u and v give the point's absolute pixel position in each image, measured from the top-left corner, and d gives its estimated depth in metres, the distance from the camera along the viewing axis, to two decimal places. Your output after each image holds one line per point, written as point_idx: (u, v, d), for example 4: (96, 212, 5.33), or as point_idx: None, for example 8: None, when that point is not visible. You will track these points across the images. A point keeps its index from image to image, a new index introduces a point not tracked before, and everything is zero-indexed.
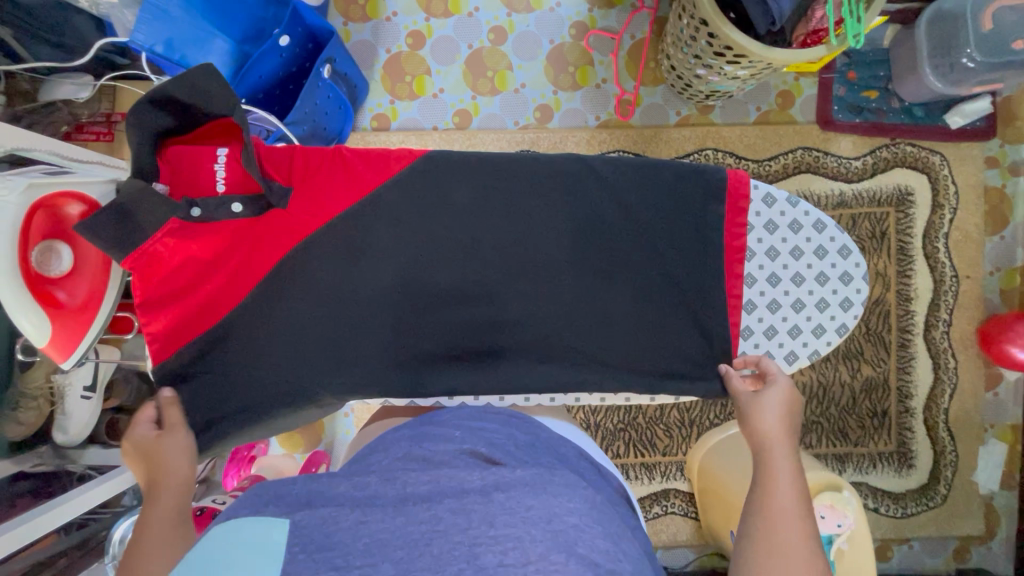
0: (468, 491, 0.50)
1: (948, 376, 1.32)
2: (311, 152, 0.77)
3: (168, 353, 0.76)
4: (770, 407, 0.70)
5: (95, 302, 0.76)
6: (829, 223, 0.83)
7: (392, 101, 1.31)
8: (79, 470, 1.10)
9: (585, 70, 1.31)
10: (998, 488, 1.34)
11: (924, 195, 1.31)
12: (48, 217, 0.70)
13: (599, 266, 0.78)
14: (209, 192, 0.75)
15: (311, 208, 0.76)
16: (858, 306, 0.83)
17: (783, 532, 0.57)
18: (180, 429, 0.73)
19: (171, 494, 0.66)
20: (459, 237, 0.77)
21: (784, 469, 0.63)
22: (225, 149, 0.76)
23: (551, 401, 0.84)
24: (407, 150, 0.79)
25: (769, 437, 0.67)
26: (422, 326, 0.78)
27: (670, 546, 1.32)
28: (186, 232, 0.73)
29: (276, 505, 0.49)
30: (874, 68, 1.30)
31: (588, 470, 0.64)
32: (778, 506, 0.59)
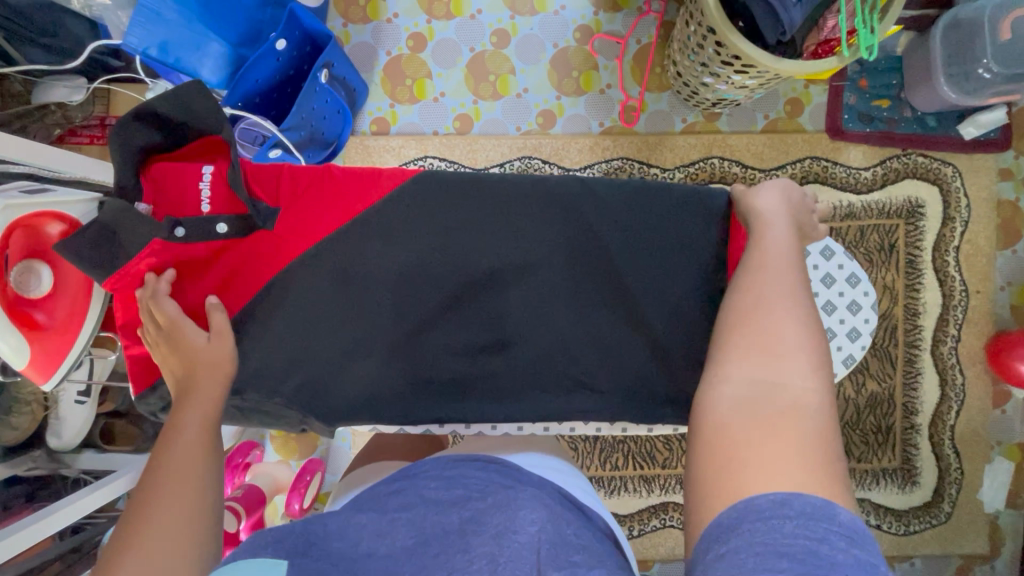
0: (447, 532, 0.51)
1: (955, 393, 1.29)
2: (300, 171, 0.76)
3: (148, 383, 0.78)
4: (772, 184, 0.72)
5: (77, 322, 0.75)
6: (838, 250, 0.86)
7: (392, 105, 1.28)
8: (74, 474, 1.08)
9: (589, 75, 1.28)
10: (1003, 507, 1.31)
11: (935, 208, 1.28)
12: (27, 237, 0.69)
13: (598, 286, 0.76)
14: (194, 211, 0.73)
15: (302, 228, 0.75)
16: (866, 337, 0.85)
17: (772, 280, 0.58)
18: (225, 336, 0.73)
19: (200, 416, 0.66)
20: (454, 257, 0.76)
21: (778, 235, 0.65)
22: (211, 166, 0.74)
23: (547, 431, 0.81)
24: (399, 168, 0.77)
25: (765, 207, 0.69)
26: (413, 347, 0.76)
27: (667, 560, 1.30)
28: (167, 251, 0.73)
29: (275, 548, 0.50)
30: (886, 76, 1.27)
31: (569, 510, 0.60)
32: (769, 261, 0.61)
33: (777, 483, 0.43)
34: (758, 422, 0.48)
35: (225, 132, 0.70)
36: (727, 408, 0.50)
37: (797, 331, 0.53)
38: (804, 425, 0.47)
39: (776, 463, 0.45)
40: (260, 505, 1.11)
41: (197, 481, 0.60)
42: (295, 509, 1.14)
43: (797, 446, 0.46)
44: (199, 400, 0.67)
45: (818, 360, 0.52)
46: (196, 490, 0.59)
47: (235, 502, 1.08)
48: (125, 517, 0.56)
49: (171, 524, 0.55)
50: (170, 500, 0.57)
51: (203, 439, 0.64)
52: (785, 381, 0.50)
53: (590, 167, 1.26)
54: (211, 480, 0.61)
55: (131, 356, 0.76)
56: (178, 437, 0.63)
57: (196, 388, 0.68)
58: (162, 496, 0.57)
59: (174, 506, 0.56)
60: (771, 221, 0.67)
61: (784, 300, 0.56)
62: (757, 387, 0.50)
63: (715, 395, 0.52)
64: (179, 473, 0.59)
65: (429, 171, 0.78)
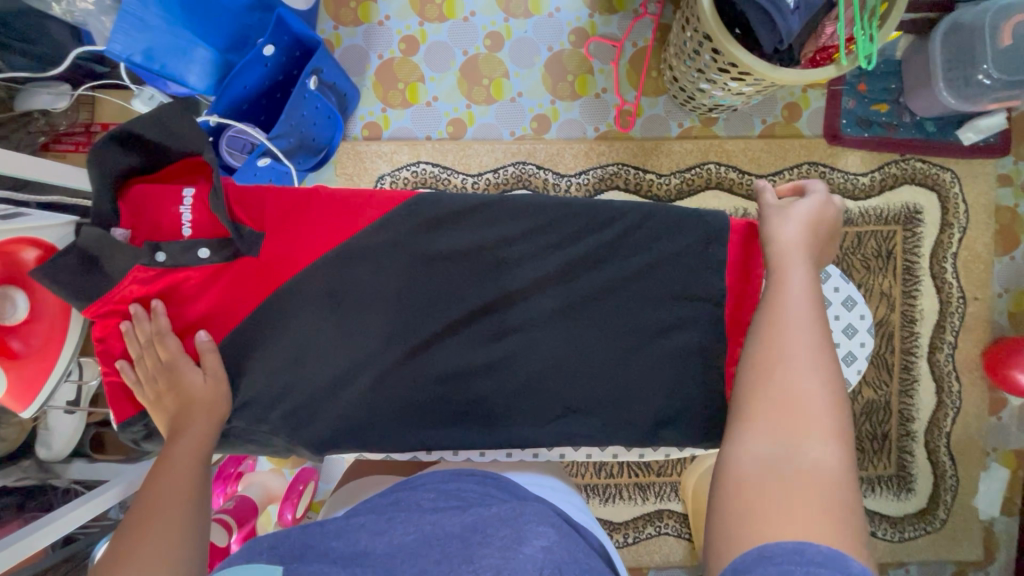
0: (448, 537, 0.51)
1: (951, 400, 1.29)
2: (283, 193, 0.74)
3: (135, 409, 0.76)
4: (795, 218, 0.70)
5: (56, 347, 0.74)
6: (834, 273, 0.84)
7: (384, 110, 1.26)
8: (64, 485, 1.03)
9: (584, 78, 1.26)
10: (998, 513, 1.31)
11: (934, 214, 1.26)
12: (3, 263, 0.67)
13: (591, 303, 0.75)
14: (174, 235, 0.72)
15: (287, 251, 0.74)
16: (861, 361, 0.84)
17: (794, 326, 0.58)
18: (218, 376, 0.73)
19: (192, 448, 0.68)
20: (445, 276, 0.75)
21: (798, 274, 0.64)
22: (192, 188, 0.73)
23: (537, 456, 0.80)
24: (388, 194, 0.75)
25: (786, 243, 0.68)
26: (402, 367, 0.75)
27: (662, 567, 1.30)
28: (152, 279, 0.72)
29: (271, 555, 0.50)
30: (886, 80, 1.25)
31: (568, 530, 0.57)
32: (791, 305, 0.61)
33: (793, 539, 0.42)
34: (784, 484, 0.47)
35: (206, 152, 0.69)
36: (750, 466, 0.49)
37: (819, 383, 0.53)
38: (836, 487, 0.46)
39: (798, 521, 0.43)
40: (252, 516, 1.10)
41: (189, 508, 0.62)
42: (288, 519, 1.11)
43: (817, 504, 0.44)
44: (192, 432, 0.69)
45: (840, 414, 0.51)
46: (188, 515, 0.61)
47: (225, 515, 1.06)
48: (121, 538, 0.58)
49: (165, 544, 0.57)
50: (164, 522, 0.59)
51: (196, 469, 0.67)
52: (807, 442, 0.49)
53: (585, 173, 1.24)
54: (200, 509, 0.63)
55: (109, 383, 0.75)
56: (171, 465, 0.65)
57: (191, 420, 0.70)
58: (155, 519, 0.59)
59: (168, 528, 0.59)
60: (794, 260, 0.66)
61: (806, 348, 0.56)
62: (778, 444, 0.50)
63: (738, 452, 0.51)
64: (171, 502, 0.62)
65: (420, 194, 0.76)
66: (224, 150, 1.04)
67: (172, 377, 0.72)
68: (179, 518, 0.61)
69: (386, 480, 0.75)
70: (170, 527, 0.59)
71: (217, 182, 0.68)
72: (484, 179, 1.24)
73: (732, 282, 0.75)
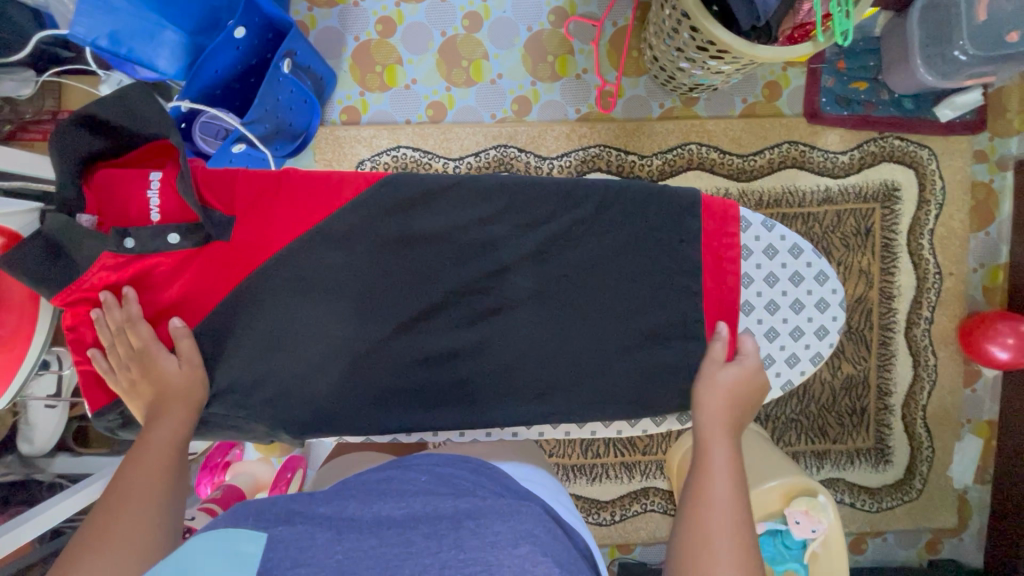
0: (441, 518, 0.51)
1: (927, 373, 1.32)
2: (255, 177, 0.74)
3: (108, 399, 0.76)
4: (731, 381, 0.75)
5: (20, 339, 0.72)
6: (806, 248, 0.80)
7: (362, 93, 1.24)
8: (48, 479, 1.03)
9: (565, 59, 1.25)
10: (971, 482, 1.35)
11: (911, 191, 1.28)
12: None
13: (571, 285, 0.76)
14: (142, 221, 0.70)
15: (260, 237, 0.73)
16: (833, 335, 0.81)
17: (712, 516, 0.64)
18: (195, 362, 0.72)
19: (170, 436, 0.68)
20: (423, 261, 0.75)
21: (720, 456, 0.70)
22: (159, 172, 0.71)
23: (517, 437, 0.82)
24: (362, 175, 0.75)
25: (716, 413, 0.74)
26: (384, 352, 0.75)
27: (649, 543, 1.33)
28: (121, 266, 0.70)
29: (256, 519, 0.49)
30: (864, 58, 1.26)
31: (555, 528, 0.59)
32: (715, 498, 0.66)
33: None
34: None
35: (172, 135, 0.67)
36: None
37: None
38: None
39: None
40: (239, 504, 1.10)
41: (162, 502, 0.63)
42: None
43: None
44: (170, 421, 0.69)
45: None
46: (166, 509, 0.62)
47: (212, 503, 1.06)
48: (94, 520, 0.59)
49: (132, 540, 0.58)
50: (136, 511, 0.60)
51: (171, 459, 0.67)
52: None
53: (567, 155, 1.24)
54: (175, 500, 0.64)
55: (80, 373, 0.74)
56: (150, 453, 0.66)
57: (167, 408, 0.70)
58: (129, 508, 0.60)
59: (139, 523, 0.60)
60: (718, 439, 0.72)
61: (724, 540, 0.62)
62: None
63: None
64: (144, 498, 0.62)
65: (393, 176, 0.75)
66: (198, 136, 1.02)
67: (149, 362, 0.71)
68: (154, 512, 0.61)
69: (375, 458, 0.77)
70: (139, 523, 0.60)
71: (184, 164, 0.67)
72: (465, 163, 1.23)
73: (708, 257, 0.77)
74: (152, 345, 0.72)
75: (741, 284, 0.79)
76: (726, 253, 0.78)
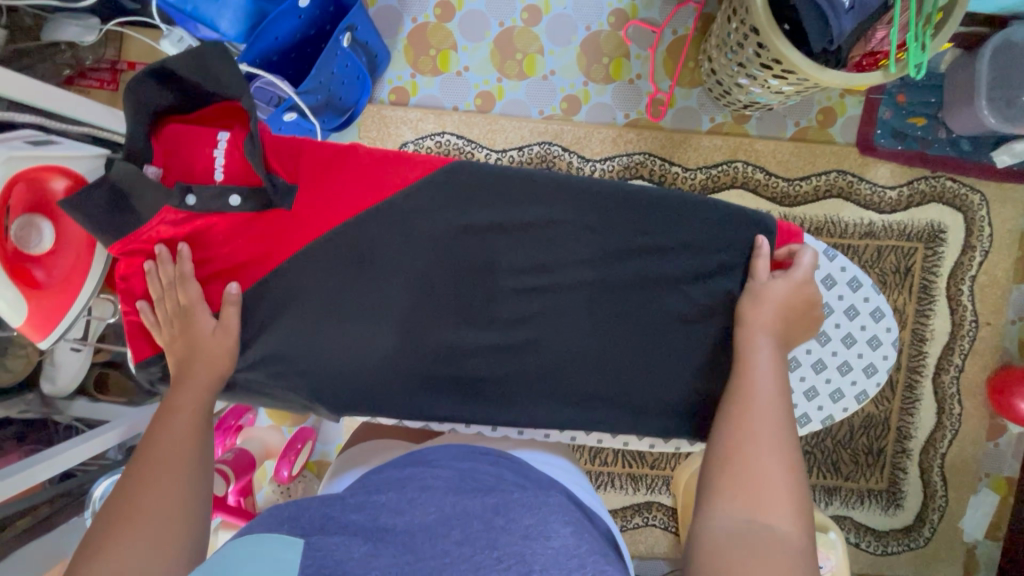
0: (473, 517, 0.52)
1: (950, 422, 1.29)
2: (320, 148, 0.74)
3: (153, 351, 0.77)
4: (775, 288, 0.71)
5: (77, 281, 0.74)
6: (865, 282, 0.81)
7: (413, 75, 1.24)
8: (66, 421, 1.06)
9: (620, 62, 1.24)
10: (982, 538, 1.32)
11: (957, 235, 1.25)
12: (30, 189, 0.68)
13: (613, 292, 0.75)
14: (207, 178, 0.71)
15: (319, 206, 0.73)
16: (881, 373, 0.82)
17: (759, 408, 0.62)
18: (232, 332, 0.73)
19: (194, 401, 0.68)
20: (473, 252, 0.75)
21: (765, 354, 0.67)
22: (227, 133, 0.72)
23: (549, 437, 0.82)
24: (428, 158, 0.74)
25: (762, 314, 0.70)
26: (421, 340, 0.75)
27: (645, 557, 1.32)
28: (182, 221, 0.71)
29: (291, 527, 0.50)
30: (925, 93, 1.22)
31: (575, 511, 0.61)
32: (757, 392, 0.63)
33: None
34: (760, 553, 0.50)
35: (243, 97, 0.67)
36: (722, 535, 0.52)
37: (779, 471, 0.56)
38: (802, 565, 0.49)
39: None
40: (250, 469, 1.13)
41: (189, 469, 0.62)
42: (285, 476, 1.15)
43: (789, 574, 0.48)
44: (192, 387, 0.69)
45: (802, 490, 0.55)
46: (191, 473, 0.62)
47: (226, 466, 1.08)
48: (121, 495, 0.58)
49: (158, 508, 0.57)
50: (165, 485, 0.59)
51: (196, 425, 0.67)
52: (775, 523, 0.52)
53: (610, 159, 1.23)
54: (201, 469, 0.63)
55: (129, 323, 0.75)
56: (172, 421, 0.66)
57: (193, 372, 0.70)
58: (158, 481, 0.60)
59: (163, 494, 0.59)
60: (761, 342, 0.69)
61: (771, 426, 0.60)
62: (750, 517, 0.53)
63: (708, 526, 0.54)
64: (172, 464, 0.62)
65: (458, 162, 0.75)
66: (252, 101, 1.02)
67: (193, 322, 0.72)
68: (179, 478, 0.61)
69: (393, 446, 0.77)
70: (169, 496, 0.59)
71: (254, 128, 0.67)
72: (508, 156, 1.23)
73: None
74: (199, 305, 0.72)
75: None
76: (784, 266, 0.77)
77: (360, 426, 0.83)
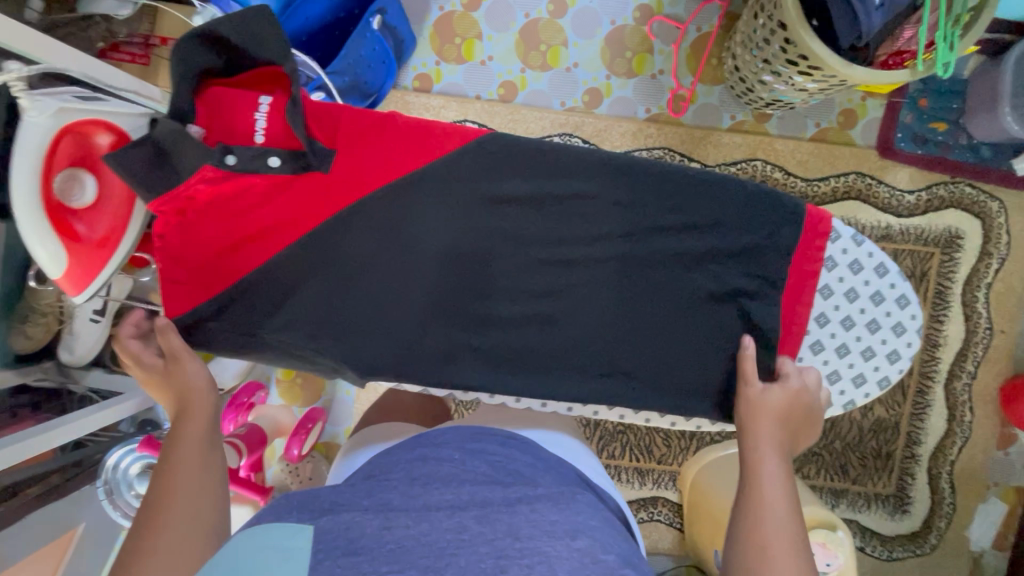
0: (492, 503, 0.54)
1: (961, 429, 1.29)
2: (359, 115, 0.74)
3: (182, 311, 0.75)
4: (772, 398, 0.73)
5: (115, 240, 0.74)
6: (892, 269, 0.82)
7: (438, 63, 1.25)
8: (81, 391, 1.08)
9: (643, 57, 1.25)
10: (988, 546, 1.32)
11: (974, 241, 1.25)
12: (75, 144, 0.70)
13: (632, 276, 0.77)
14: (247, 141, 0.73)
15: (355, 172, 0.74)
16: (905, 360, 0.83)
17: (773, 515, 0.61)
18: (188, 357, 0.73)
19: (196, 435, 0.70)
20: (496, 232, 0.76)
21: (774, 462, 0.67)
22: (269, 98, 0.73)
23: (567, 411, 0.84)
24: (465, 128, 0.76)
25: (763, 422, 0.72)
26: (443, 316, 0.77)
27: (649, 552, 1.32)
28: (219, 181, 0.71)
29: (298, 515, 0.52)
30: (947, 98, 1.22)
31: (592, 499, 0.61)
32: (768, 495, 0.63)
33: None
34: None
35: (286, 62, 0.69)
36: None
37: None
38: None
39: None
40: (261, 445, 1.13)
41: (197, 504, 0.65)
42: (293, 455, 1.17)
43: None
44: (194, 425, 0.71)
45: None
46: (203, 528, 0.64)
47: (238, 439, 1.09)
48: (136, 538, 0.61)
49: (177, 546, 0.61)
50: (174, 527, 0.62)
51: (204, 461, 0.69)
52: None
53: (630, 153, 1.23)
54: (212, 499, 0.66)
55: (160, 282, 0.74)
56: (178, 454, 0.68)
57: (192, 410, 0.72)
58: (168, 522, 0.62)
59: (179, 531, 0.62)
60: (767, 450, 0.69)
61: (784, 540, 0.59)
62: None
63: None
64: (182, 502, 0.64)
65: (492, 134, 0.75)
66: None
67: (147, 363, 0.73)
68: (192, 535, 0.63)
69: (407, 430, 0.78)
70: (182, 535, 0.62)
71: (297, 92, 0.69)
72: None
73: (793, 267, 0.78)
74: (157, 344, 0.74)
75: (820, 294, 0.80)
76: (813, 251, 0.79)
77: (372, 408, 0.85)
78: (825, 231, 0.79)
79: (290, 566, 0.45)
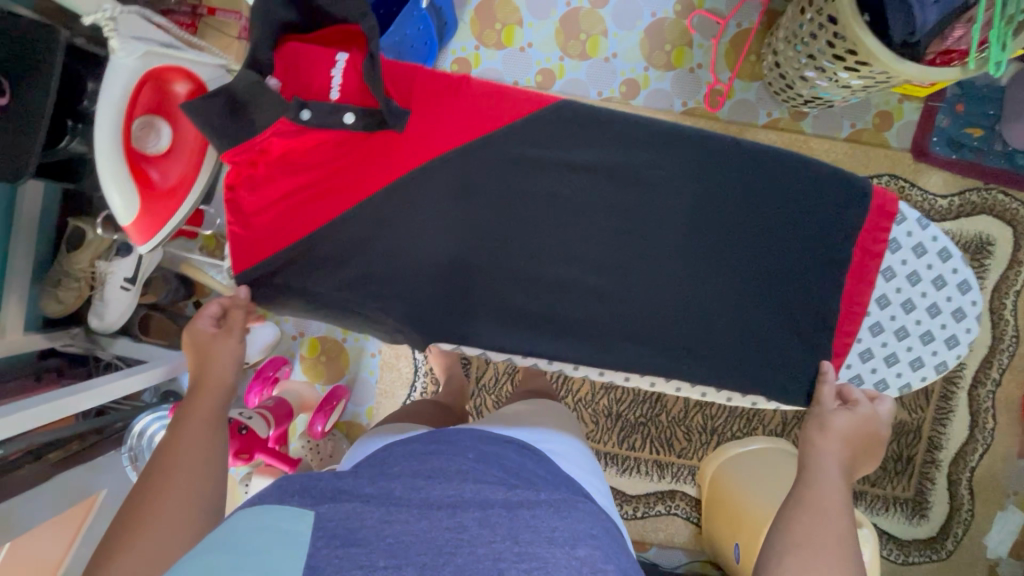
0: (492, 504, 0.52)
1: (982, 437, 1.29)
2: (435, 76, 0.75)
3: (251, 261, 0.76)
4: (844, 419, 0.74)
5: (183, 188, 0.85)
6: (955, 254, 0.82)
7: (477, 47, 1.25)
8: (107, 357, 1.06)
9: (682, 51, 1.25)
10: (1005, 556, 1.31)
11: (1005, 249, 1.24)
12: (154, 96, 0.81)
13: (676, 258, 0.77)
14: (322, 96, 0.73)
15: (430, 133, 0.75)
16: (963, 346, 0.83)
17: (825, 515, 0.63)
18: (232, 336, 0.77)
19: (209, 409, 0.72)
20: (545, 208, 0.77)
21: (834, 473, 0.69)
22: (345, 54, 0.73)
23: (626, 381, 0.81)
24: (539, 95, 0.77)
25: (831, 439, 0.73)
26: (487, 289, 0.78)
27: (664, 545, 1.31)
28: (297, 136, 0.72)
29: (302, 498, 0.52)
30: (986, 104, 1.22)
31: (598, 512, 0.59)
32: (817, 502, 0.65)
33: None
34: None
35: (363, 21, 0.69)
36: None
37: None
38: None
39: None
40: (287, 419, 1.15)
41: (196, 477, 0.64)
42: (317, 431, 1.17)
43: None
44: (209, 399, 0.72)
45: None
46: (198, 501, 0.63)
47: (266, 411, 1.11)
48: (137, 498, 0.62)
49: (176, 515, 0.61)
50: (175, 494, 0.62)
51: (214, 438, 0.69)
52: None
53: None
54: (214, 475, 0.66)
55: (230, 233, 0.75)
56: (192, 421, 0.69)
57: (211, 385, 0.73)
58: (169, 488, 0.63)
59: (184, 492, 0.63)
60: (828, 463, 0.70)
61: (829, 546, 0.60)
62: None
63: None
64: (187, 470, 0.64)
65: (563, 102, 0.77)
66: None
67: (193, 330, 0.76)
68: (189, 508, 0.62)
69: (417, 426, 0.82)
70: (180, 505, 0.62)
71: (375, 48, 0.68)
72: None
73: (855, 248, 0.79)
74: (208, 315, 0.77)
75: (882, 274, 0.81)
76: (879, 232, 0.79)
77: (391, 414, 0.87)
78: (894, 211, 0.79)
79: (287, 549, 0.45)
